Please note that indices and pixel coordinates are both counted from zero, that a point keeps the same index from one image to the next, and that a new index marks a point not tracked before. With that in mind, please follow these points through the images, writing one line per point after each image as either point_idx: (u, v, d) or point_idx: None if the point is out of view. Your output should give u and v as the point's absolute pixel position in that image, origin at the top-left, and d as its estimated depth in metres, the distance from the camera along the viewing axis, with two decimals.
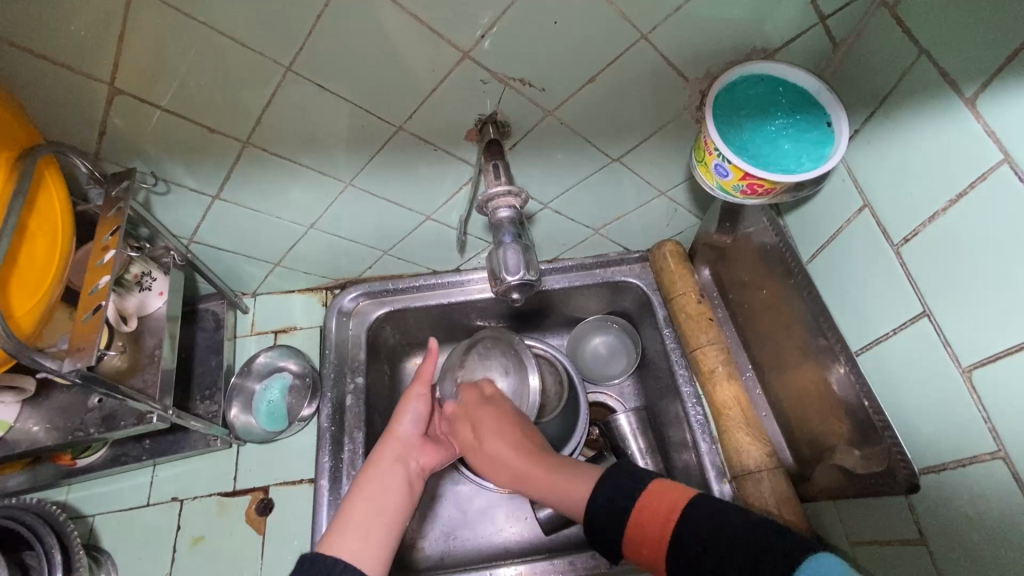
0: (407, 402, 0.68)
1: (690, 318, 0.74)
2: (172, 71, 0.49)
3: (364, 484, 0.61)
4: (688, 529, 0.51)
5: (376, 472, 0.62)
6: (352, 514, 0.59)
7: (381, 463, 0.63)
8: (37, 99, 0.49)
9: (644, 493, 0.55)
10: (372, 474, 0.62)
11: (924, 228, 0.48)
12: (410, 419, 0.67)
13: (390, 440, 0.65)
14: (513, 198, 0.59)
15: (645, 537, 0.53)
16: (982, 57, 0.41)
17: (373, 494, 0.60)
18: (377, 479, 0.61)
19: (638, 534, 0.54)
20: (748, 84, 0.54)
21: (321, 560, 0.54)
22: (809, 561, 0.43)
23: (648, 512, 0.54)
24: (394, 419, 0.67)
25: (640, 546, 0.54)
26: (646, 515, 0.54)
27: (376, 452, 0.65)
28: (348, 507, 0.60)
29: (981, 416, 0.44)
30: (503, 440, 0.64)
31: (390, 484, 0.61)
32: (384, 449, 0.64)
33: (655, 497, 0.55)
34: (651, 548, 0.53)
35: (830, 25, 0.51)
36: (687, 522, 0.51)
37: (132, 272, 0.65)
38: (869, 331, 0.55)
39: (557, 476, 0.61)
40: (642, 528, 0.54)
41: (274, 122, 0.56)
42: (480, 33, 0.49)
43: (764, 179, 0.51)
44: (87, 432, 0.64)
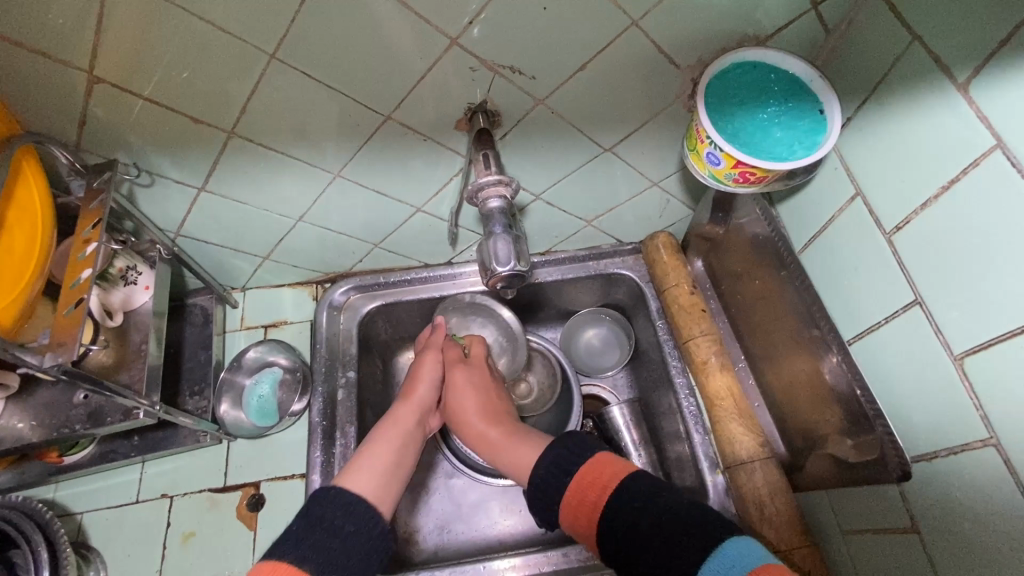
0: (424, 364, 0.73)
1: (682, 310, 0.74)
2: (153, 59, 0.48)
3: (383, 432, 0.65)
4: (624, 498, 0.54)
5: (394, 424, 0.67)
6: (372, 457, 0.63)
7: (400, 416, 0.68)
8: (13, 88, 0.48)
9: (582, 465, 0.58)
10: (392, 424, 0.67)
11: (916, 216, 0.48)
12: (429, 379, 0.72)
13: (409, 397, 0.70)
14: (504, 187, 0.58)
15: (582, 503, 0.56)
16: (975, 43, 0.41)
17: (392, 441, 0.65)
18: (400, 429, 0.67)
19: (579, 497, 0.57)
20: (740, 71, 0.54)
21: (346, 498, 0.58)
22: (714, 554, 0.47)
23: (586, 481, 0.57)
24: (413, 379, 0.72)
25: (575, 513, 0.56)
26: (585, 481, 0.57)
27: (397, 406, 0.69)
28: (364, 451, 0.63)
29: (972, 404, 0.44)
30: (472, 389, 0.71)
31: (405, 433, 0.67)
32: (405, 404, 0.69)
33: (597, 468, 0.57)
34: (586, 515, 0.56)
35: (823, 11, 0.51)
36: (624, 492, 0.54)
37: (116, 266, 0.64)
38: (862, 320, 0.55)
39: (508, 440, 0.66)
40: (579, 493, 0.56)
41: (259, 112, 0.55)
42: (468, 19, 0.48)
43: (756, 168, 0.51)
44: (72, 428, 0.63)
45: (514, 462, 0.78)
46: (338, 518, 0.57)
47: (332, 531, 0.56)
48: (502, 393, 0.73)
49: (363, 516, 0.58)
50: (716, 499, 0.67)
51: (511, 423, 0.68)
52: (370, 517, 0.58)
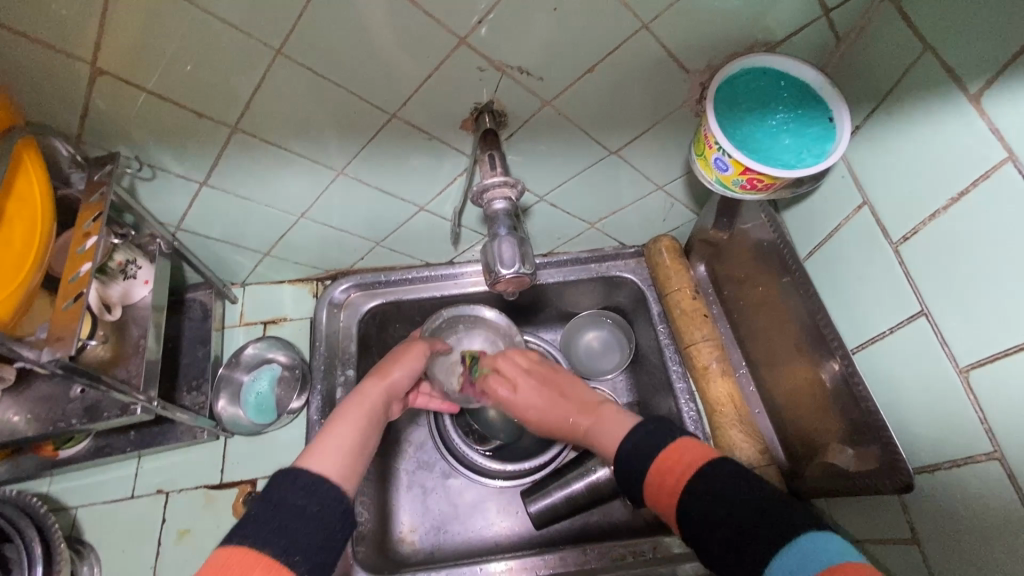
0: (410, 351, 0.69)
1: (684, 315, 0.74)
2: (156, 51, 0.47)
3: (349, 411, 0.62)
4: (705, 483, 0.50)
5: (359, 402, 0.63)
6: (339, 441, 0.58)
7: (367, 396, 0.64)
8: (14, 77, 0.47)
9: (669, 446, 0.54)
10: (358, 406, 0.62)
11: (923, 227, 0.48)
12: (408, 367, 0.68)
13: (382, 377, 0.66)
14: (508, 189, 0.58)
15: (661, 486, 0.52)
16: (987, 55, 0.41)
17: (356, 423, 0.61)
18: (363, 412, 0.62)
19: (656, 483, 0.53)
20: (749, 77, 0.53)
21: (303, 477, 0.52)
22: (795, 542, 0.43)
23: (667, 463, 0.53)
24: (392, 361, 0.68)
25: (655, 495, 0.53)
26: (664, 467, 0.53)
27: (365, 383, 0.65)
28: (326, 432, 0.59)
29: (977, 417, 0.44)
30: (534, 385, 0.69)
31: (369, 415, 0.62)
32: (376, 382, 0.65)
33: (677, 452, 0.53)
34: (666, 498, 0.52)
35: (833, 18, 0.50)
36: (706, 479, 0.50)
37: (115, 260, 0.63)
38: (866, 329, 0.55)
39: (604, 420, 0.62)
40: (660, 476, 0.53)
41: (263, 108, 0.55)
42: (477, 19, 0.47)
43: (764, 175, 0.51)
44: (69, 423, 0.63)
45: (514, 464, 0.80)
46: (302, 498, 0.50)
47: (295, 511, 0.49)
48: (568, 382, 0.69)
49: (327, 495, 0.52)
50: None
51: (592, 408, 0.65)
52: (331, 497, 0.52)
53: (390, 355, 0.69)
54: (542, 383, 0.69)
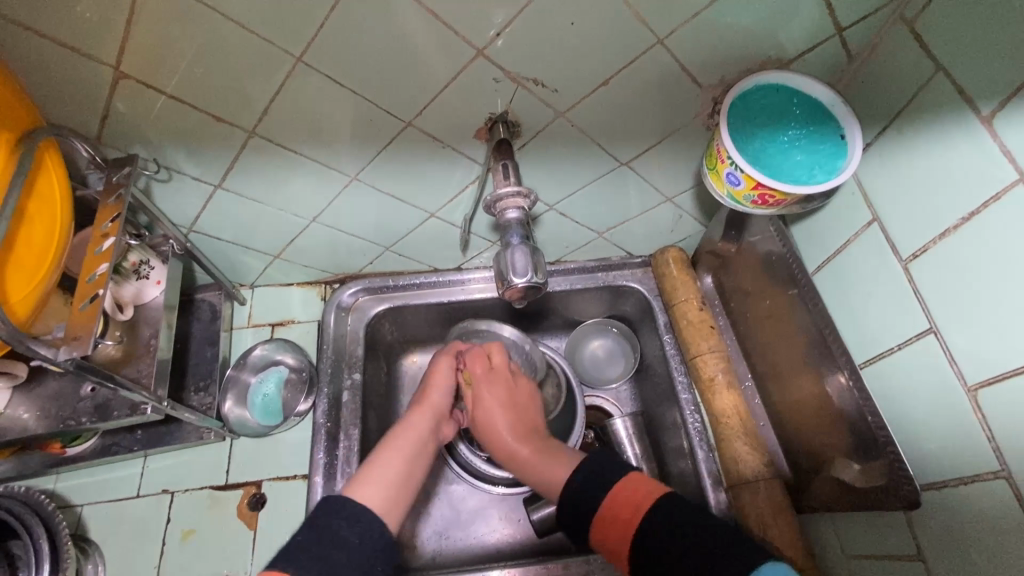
0: (440, 372, 0.70)
1: (691, 326, 0.74)
2: (179, 56, 0.48)
3: (392, 440, 0.64)
4: (658, 517, 0.53)
5: (403, 432, 0.64)
6: (385, 470, 0.60)
7: (412, 426, 0.65)
8: (39, 79, 0.48)
9: (615, 483, 0.57)
10: (402, 434, 0.64)
11: (933, 245, 0.48)
12: (445, 389, 0.69)
13: (425, 405, 0.68)
14: (522, 199, 0.58)
15: (615, 519, 0.55)
16: (998, 77, 0.42)
17: (403, 453, 0.62)
18: (409, 441, 0.64)
19: (609, 517, 0.55)
20: (762, 93, 0.54)
21: (351, 509, 0.55)
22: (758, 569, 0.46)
23: (621, 498, 0.56)
24: (428, 387, 0.69)
25: (607, 528, 0.55)
26: (619, 501, 0.56)
27: (412, 410, 0.67)
28: (377, 461, 0.61)
29: (985, 435, 0.44)
30: (501, 399, 0.69)
31: (416, 445, 0.64)
32: (418, 411, 0.67)
33: (628, 486, 0.57)
34: (619, 534, 0.54)
35: (846, 37, 0.51)
36: (658, 510, 0.53)
37: (130, 260, 0.64)
38: (872, 345, 0.56)
39: (538, 461, 0.63)
40: (611, 509, 0.55)
41: (279, 114, 0.55)
42: (494, 31, 0.48)
43: (775, 190, 0.51)
44: (79, 421, 0.63)
45: (517, 471, 0.79)
46: (344, 528, 0.53)
47: (338, 542, 0.52)
48: (530, 400, 0.70)
49: (368, 527, 0.54)
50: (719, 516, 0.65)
51: (542, 441, 0.66)
52: (375, 528, 0.55)
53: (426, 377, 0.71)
54: (513, 404, 0.69)
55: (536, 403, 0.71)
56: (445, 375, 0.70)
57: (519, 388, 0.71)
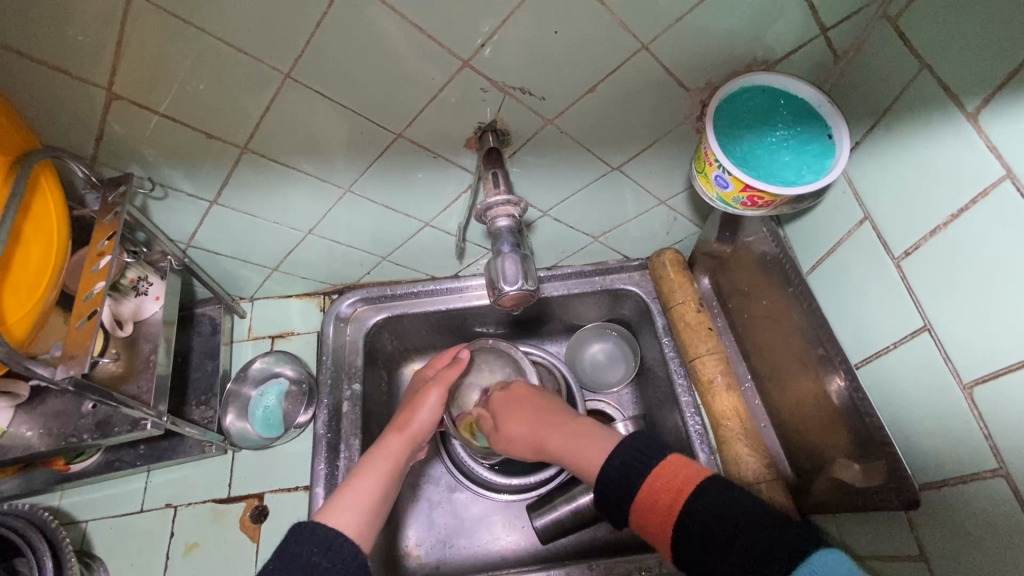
0: (428, 393, 0.67)
1: (689, 328, 0.74)
2: (170, 76, 0.49)
3: (369, 465, 0.62)
4: (701, 503, 0.50)
5: (382, 457, 0.63)
6: (358, 497, 0.59)
7: (391, 453, 0.63)
8: (34, 102, 0.49)
9: (653, 475, 0.54)
10: (379, 458, 0.62)
11: (924, 243, 0.48)
12: (429, 408, 0.67)
13: (403, 430, 0.65)
14: (512, 207, 0.59)
15: (655, 505, 0.53)
16: (982, 73, 0.41)
17: (378, 477, 0.61)
18: (387, 468, 0.62)
19: (650, 499, 0.53)
20: (749, 95, 0.54)
21: (323, 534, 0.55)
22: (807, 558, 0.44)
23: (663, 481, 0.53)
24: (412, 409, 0.67)
25: (648, 513, 0.53)
26: (661, 482, 0.53)
27: (390, 433, 0.65)
28: (351, 487, 0.60)
29: (982, 433, 0.44)
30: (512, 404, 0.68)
31: (393, 469, 0.62)
32: (399, 436, 0.64)
33: (665, 473, 0.54)
34: (659, 518, 0.52)
35: (831, 36, 0.51)
36: (702, 497, 0.51)
37: (127, 277, 0.65)
38: (869, 344, 0.55)
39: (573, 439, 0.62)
40: (654, 492, 0.53)
41: (271, 129, 0.56)
42: (480, 41, 0.48)
43: (764, 191, 0.51)
44: (80, 438, 0.64)
45: (520, 477, 0.80)
46: (315, 554, 0.53)
47: (309, 567, 0.52)
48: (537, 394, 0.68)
49: (341, 554, 0.54)
50: None
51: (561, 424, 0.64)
52: (348, 553, 0.54)
53: (414, 396, 0.68)
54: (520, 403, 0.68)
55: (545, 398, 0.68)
56: (435, 404, 0.67)
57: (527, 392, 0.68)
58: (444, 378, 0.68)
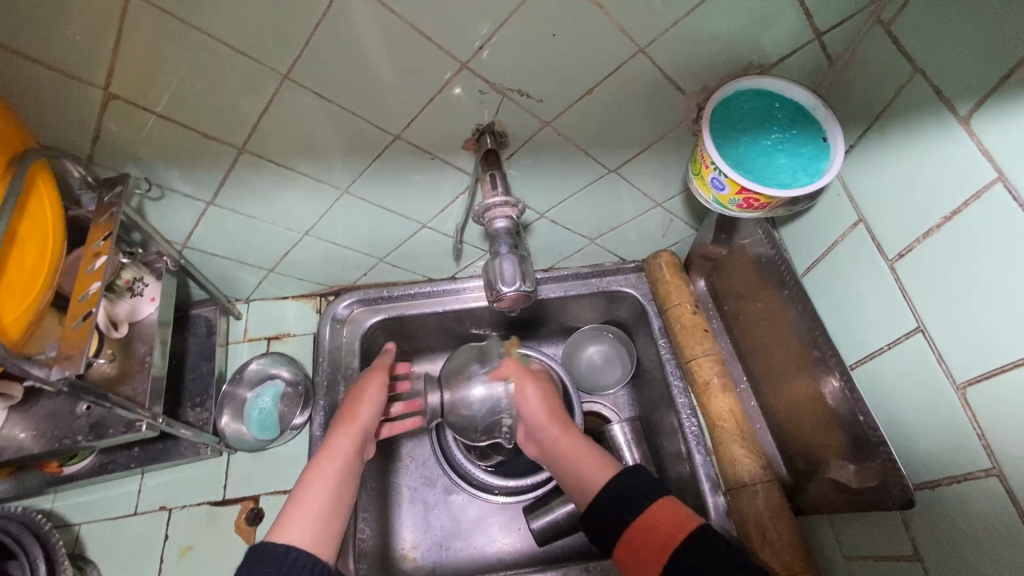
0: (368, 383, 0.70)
1: (686, 330, 0.74)
2: (167, 76, 0.49)
3: (318, 468, 0.62)
4: (693, 545, 0.53)
5: (331, 455, 0.63)
6: (306, 503, 0.60)
7: (339, 449, 0.64)
8: (30, 102, 0.49)
9: (657, 503, 0.58)
10: (326, 457, 0.63)
11: (918, 244, 0.48)
12: (371, 402, 0.69)
13: (350, 426, 0.66)
14: (510, 209, 0.59)
15: (652, 536, 0.56)
16: (975, 78, 0.42)
17: (327, 478, 0.62)
18: (335, 467, 0.63)
19: (646, 531, 0.56)
20: (744, 98, 0.55)
21: (276, 551, 0.55)
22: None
23: (661, 517, 0.56)
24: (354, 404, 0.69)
25: (643, 544, 0.56)
26: (661, 517, 0.56)
27: (335, 431, 0.66)
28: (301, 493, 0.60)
29: (976, 433, 0.44)
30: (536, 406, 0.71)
31: (340, 468, 0.63)
32: (347, 431, 0.65)
33: (673, 505, 0.58)
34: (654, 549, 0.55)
35: (826, 41, 0.52)
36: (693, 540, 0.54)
37: (123, 278, 0.65)
38: (864, 345, 0.55)
39: (584, 452, 0.65)
40: (653, 525, 0.56)
41: (269, 130, 0.56)
42: (478, 44, 0.49)
43: (760, 194, 0.52)
44: (74, 439, 0.63)
45: (515, 479, 0.79)
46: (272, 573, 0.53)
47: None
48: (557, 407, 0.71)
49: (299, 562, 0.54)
50: (717, 520, 0.65)
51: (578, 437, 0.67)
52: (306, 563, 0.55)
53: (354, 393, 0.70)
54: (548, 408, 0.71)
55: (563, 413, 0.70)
56: (375, 395, 0.70)
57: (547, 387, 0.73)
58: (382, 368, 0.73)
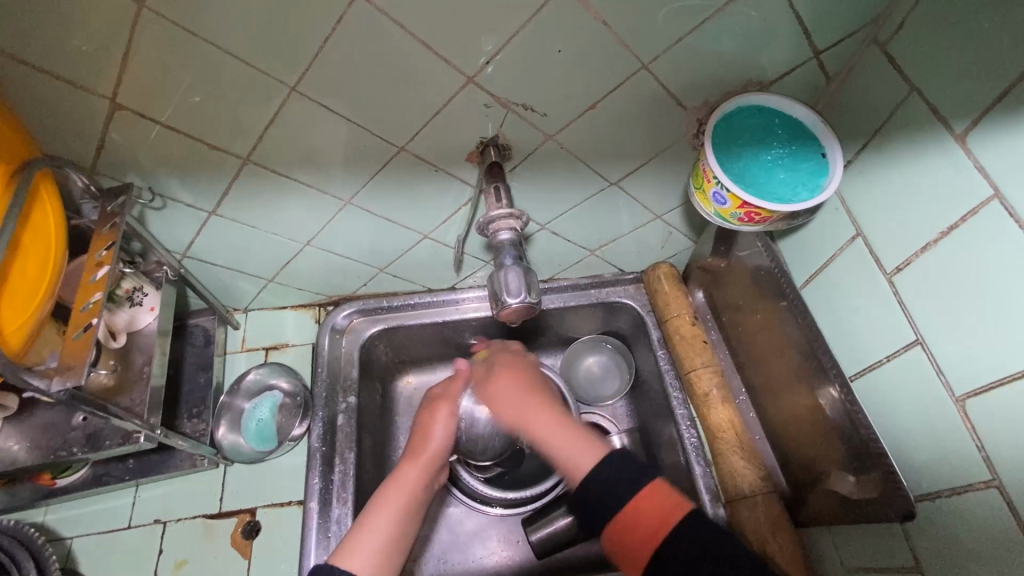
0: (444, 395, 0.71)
1: (684, 340, 0.74)
2: (174, 86, 0.49)
3: (388, 497, 0.61)
4: (681, 543, 0.50)
5: (398, 488, 0.62)
6: (374, 529, 0.59)
7: (409, 480, 0.63)
8: (36, 112, 0.49)
9: (646, 487, 0.54)
10: (394, 486, 0.62)
11: (916, 259, 0.49)
12: (444, 432, 0.68)
13: (418, 457, 0.65)
14: (514, 221, 0.60)
15: (638, 524, 0.52)
16: (971, 96, 0.43)
17: (395, 509, 0.60)
18: (400, 497, 0.62)
19: (629, 519, 0.53)
20: (745, 114, 0.56)
21: None
22: None
23: (646, 506, 0.53)
24: (427, 432, 0.68)
25: (626, 533, 0.53)
26: (648, 508, 0.53)
27: (409, 458, 0.65)
28: (367, 520, 0.59)
29: (975, 445, 0.45)
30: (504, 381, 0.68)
31: (411, 498, 0.62)
32: (414, 464, 0.64)
33: (655, 495, 0.53)
34: (639, 541, 0.52)
35: (823, 59, 0.53)
36: (682, 535, 0.51)
37: (122, 287, 0.65)
38: (863, 358, 0.56)
39: (563, 435, 0.61)
40: (642, 512, 0.53)
41: (273, 141, 0.56)
42: (485, 59, 0.50)
43: (761, 208, 0.52)
44: (70, 451, 0.62)
45: (514, 492, 0.78)
46: None
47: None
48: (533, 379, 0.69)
49: None
50: None
51: (538, 407, 0.64)
52: None
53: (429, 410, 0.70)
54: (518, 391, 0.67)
55: (513, 380, 0.68)
56: (448, 425, 0.68)
57: (529, 375, 0.69)
58: (452, 398, 0.70)
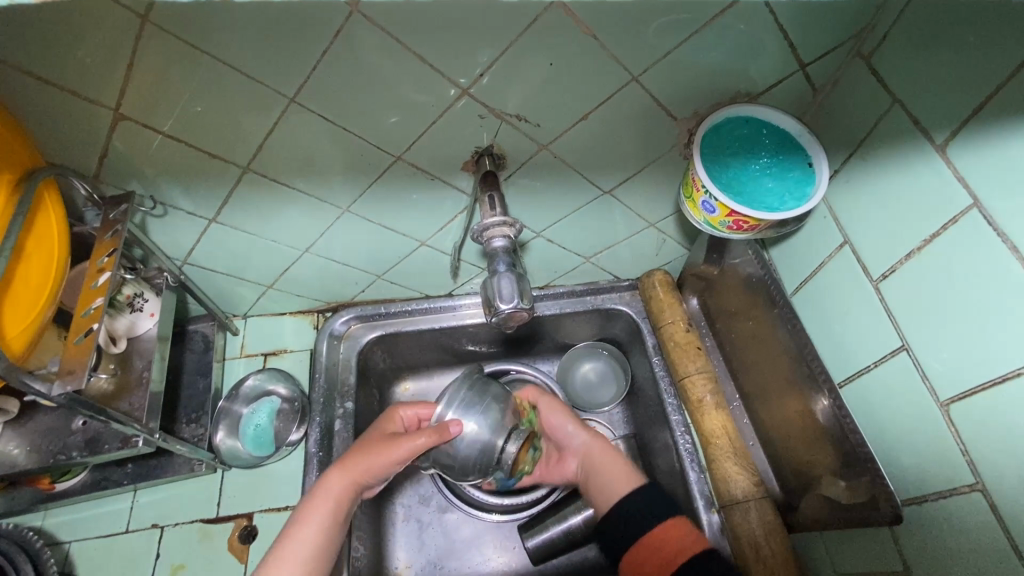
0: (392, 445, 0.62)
1: (678, 346, 0.75)
2: (176, 97, 0.50)
3: (314, 506, 0.60)
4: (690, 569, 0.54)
5: (323, 498, 0.60)
6: (297, 539, 0.58)
7: (334, 491, 0.61)
8: (41, 122, 0.50)
9: (664, 522, 0.59)
10: (319, 497, 0.60)
11: (901, 265, 0.50)
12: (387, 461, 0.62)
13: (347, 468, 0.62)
14: (508, 228, 0.61)
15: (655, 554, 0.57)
16: (951, 108, 0.44)
17: (325, 517, 0.59)
18: (328, 507, 0.60)
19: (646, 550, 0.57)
20: (733, 125, 0.57)
21: None
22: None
23: (663, 538, 0.57)
24: (365, 453, 0.62)
25: (645, 554, 0.57)
26: (662, 538, 0.57)
27: (338, 471, 0.62)
28: (292, 531, 0.58)
29: (960, 449, 0.46)
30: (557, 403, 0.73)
31: (339, 509, 0.61)
32: (342, 473, 0.61)
33: (675, 529, 0.58)
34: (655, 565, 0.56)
35: (810, 71, 0.55)
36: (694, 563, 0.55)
37: (124, 293, 0.66)
38: (851, 364, 0.57)
39: (613, 459, 0.67)
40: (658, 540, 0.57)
41: (273, 150, 0.58)
42: (479, 70, 0.51)
43: (749, 217, 0.54)
44: (69, 455, 0.63)
45: (510, 497, 0.79)
46: None
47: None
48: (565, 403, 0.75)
49: None
50: (712, 539, 0.66)
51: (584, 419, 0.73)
52: None
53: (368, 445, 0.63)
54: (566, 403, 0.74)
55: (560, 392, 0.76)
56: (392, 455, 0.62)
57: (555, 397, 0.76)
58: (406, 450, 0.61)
